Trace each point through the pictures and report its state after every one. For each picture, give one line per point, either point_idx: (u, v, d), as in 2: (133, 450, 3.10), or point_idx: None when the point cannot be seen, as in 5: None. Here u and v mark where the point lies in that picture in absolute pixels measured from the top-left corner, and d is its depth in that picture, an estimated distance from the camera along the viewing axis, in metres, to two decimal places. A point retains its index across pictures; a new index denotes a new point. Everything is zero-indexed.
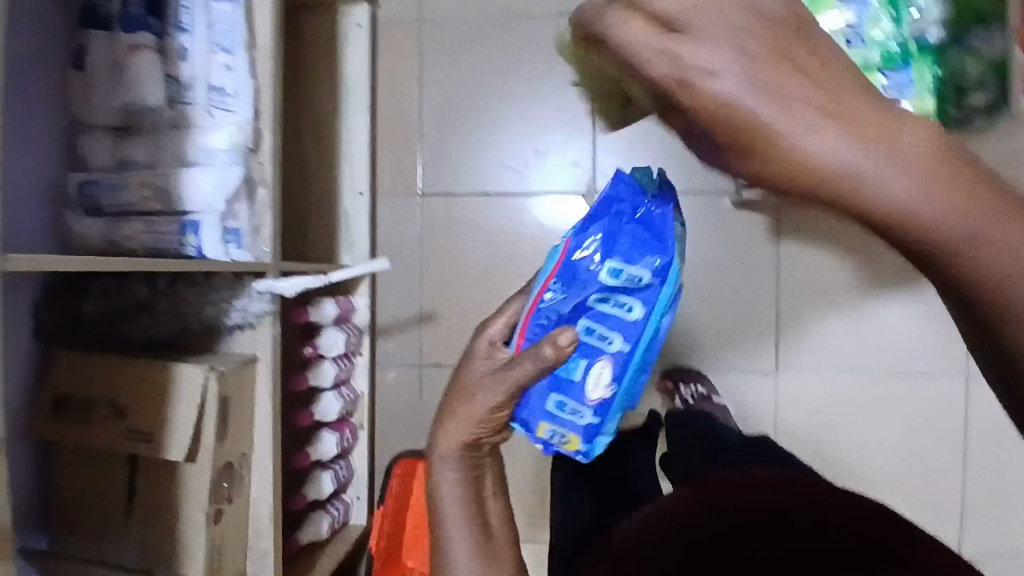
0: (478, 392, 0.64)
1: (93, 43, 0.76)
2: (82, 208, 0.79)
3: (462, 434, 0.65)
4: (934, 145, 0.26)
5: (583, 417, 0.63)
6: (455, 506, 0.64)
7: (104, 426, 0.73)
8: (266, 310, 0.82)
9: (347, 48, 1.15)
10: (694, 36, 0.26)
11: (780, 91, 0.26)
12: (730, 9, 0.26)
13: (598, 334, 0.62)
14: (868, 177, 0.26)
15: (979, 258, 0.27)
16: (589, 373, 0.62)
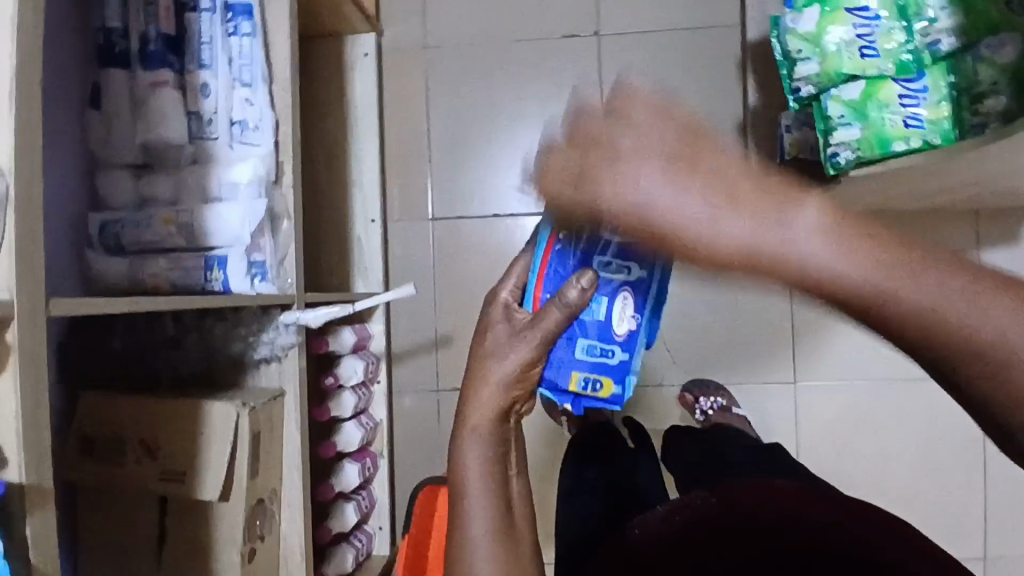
0: (505, 353, 0.64)
1: (112, 81, 0.76)
2: (104, 247, 0.78)
3: (496, 401, 0.63)
4: (820, 219, 0.35)
5: (614, 355, 0.64)
6: (479, 479, 0.59)
7: (136, 466, 0.72)
8: (293, 342, 0.82)
9: (355, 77, 1.17)
10: (623, 153, 0.37)
11: (699, 184, 0.35)
12: (654, 132, 0.36)
13: (615, 267, 0.63)
14: (778, 240, 0.35)
15: (890, 305, 0.34)
16: (612, 309, 0.64)
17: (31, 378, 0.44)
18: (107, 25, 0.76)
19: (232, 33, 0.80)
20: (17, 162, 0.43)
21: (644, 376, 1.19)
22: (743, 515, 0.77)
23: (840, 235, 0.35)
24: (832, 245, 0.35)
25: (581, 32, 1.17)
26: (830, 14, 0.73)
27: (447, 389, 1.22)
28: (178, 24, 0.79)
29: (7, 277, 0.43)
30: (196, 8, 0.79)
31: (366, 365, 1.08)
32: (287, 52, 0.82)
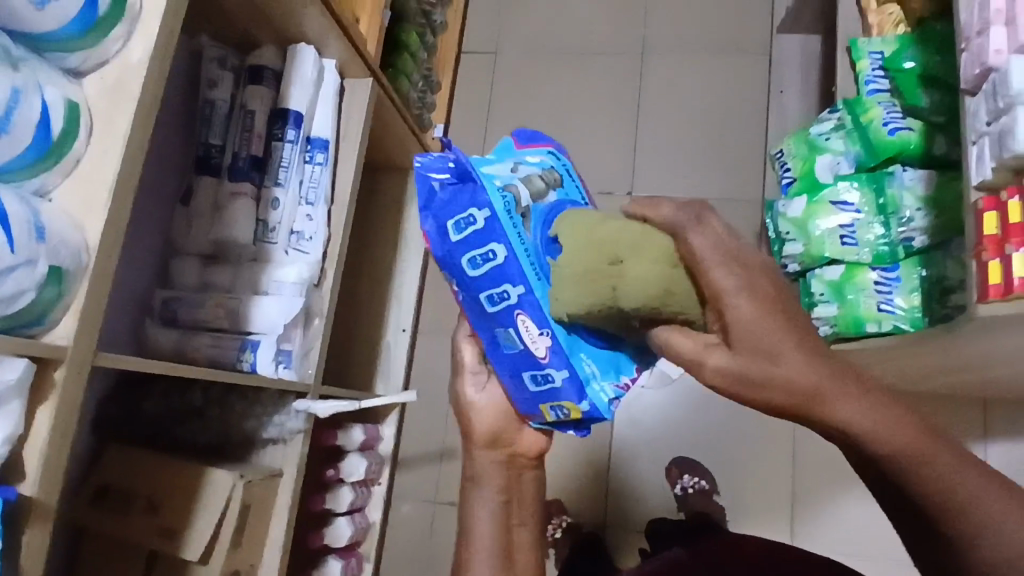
0: (486, 401, 0.65)
1: (201, 187, 0.92)
2: (161, 319, 0.91)
3: (493, 453, 0.65)
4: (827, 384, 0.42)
5: (553, 379, 0.56)
6: (486, 527, 0.62)
7: (133, 521, 0.78)
8: (300, 427, 0.91)
9: (411, 204, 1.34)
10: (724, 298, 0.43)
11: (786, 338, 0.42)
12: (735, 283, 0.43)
13: (499, 297, 0.56)
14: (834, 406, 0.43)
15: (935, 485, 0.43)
16: (520, 336, 0.56)
17: (65, 413, 0.53)
18: (209, 141, 0.93)
19: (309, 161, 0.97)
20: (102, 242, 0.56)
21: (635, 522, 1.20)
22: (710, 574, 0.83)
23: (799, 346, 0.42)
24: (862, 403, 0.43)
25: (614, 189, 1.31)
26: (816, 204, 0.84)
27: (444, 502, 1.26)
28: (266, 147, 0.94)
29: (70, 329, 0.54)
30: (282, 137, 0.94)
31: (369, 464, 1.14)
32: (349, 181, 1.00)
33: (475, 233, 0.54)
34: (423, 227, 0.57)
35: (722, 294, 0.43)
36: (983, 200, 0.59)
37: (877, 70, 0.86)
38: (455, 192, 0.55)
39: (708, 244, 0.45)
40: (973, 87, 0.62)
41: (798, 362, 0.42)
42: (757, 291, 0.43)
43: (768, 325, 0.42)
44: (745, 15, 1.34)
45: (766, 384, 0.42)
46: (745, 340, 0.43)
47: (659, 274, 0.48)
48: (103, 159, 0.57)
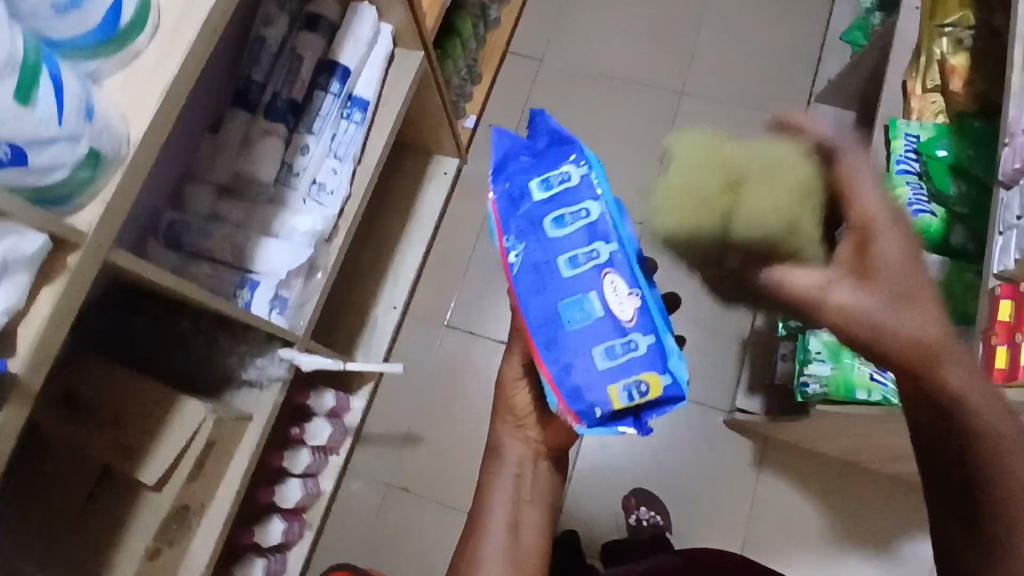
0: (521, 391, 0.77)
1: (234, 118, 0.90)
2: (165, 240, 0.89)
3: (515, 433, 0.75)
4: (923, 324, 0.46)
5: (637, 346, 0.63)
6: (500, 493, 0.71)
7: (94, 432, 0.76)
8: (279, 376, 0.90)
9: (428, 188, 1.35)
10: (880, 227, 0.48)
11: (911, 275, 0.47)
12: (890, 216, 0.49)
13: (584, 257, 0.66)
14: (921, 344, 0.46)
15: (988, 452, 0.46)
16: (605, 297, 0.65)
17: (68, 299, 0.52)
18: (251, 76, 0.91)
19: (345, 118, 0.97)
20: (144, 138, 0.55)
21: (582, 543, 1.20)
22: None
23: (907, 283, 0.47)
24: (989, 399, 0.46)
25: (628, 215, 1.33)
26: None
27: (397, 486, 1.25)
28: (306, 94, 0.94)
29: (94, 217, 0.53)
30: (325, 88, 0.94)
31: (333, 432, 1.12)
32: (380, 146, 1.00)
33: (570, 192, 0.68)
34: (510, 190, 0.71)
35: (869, 223, 0.49)
36: (1001, 287, 0.62)
37: (910, 152, 0.88)
38: (543, 163, 0.71)
39: (870, 184, 0.51)
40: (1010, 181, 0.64)
41: (937, 333, 0.46)
42: (911, 258, 0.48)
43: (901, 262, 0.47)
44: (787, 79, 1.37)
45: (886, 341, 0.46)
46: (885, 270, 0.47)
47: (788, 209, 0.58)
48: (163, 60, 0.57)
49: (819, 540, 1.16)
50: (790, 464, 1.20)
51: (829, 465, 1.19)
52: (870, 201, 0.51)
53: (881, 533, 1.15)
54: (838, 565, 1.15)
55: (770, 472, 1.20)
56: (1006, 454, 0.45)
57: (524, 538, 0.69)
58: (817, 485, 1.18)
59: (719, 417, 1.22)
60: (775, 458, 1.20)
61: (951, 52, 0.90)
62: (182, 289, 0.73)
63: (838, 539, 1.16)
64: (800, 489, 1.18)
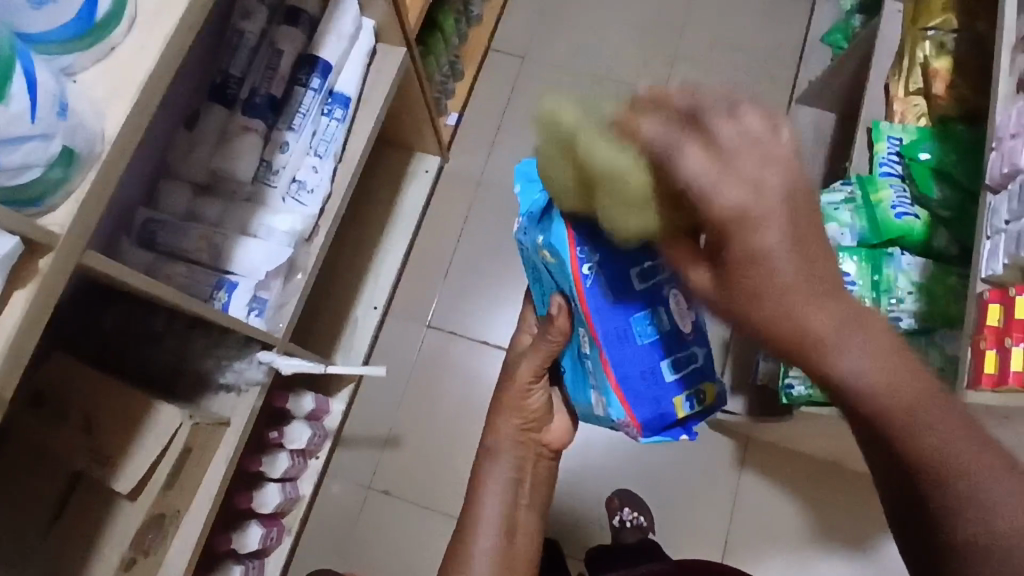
0: (534, 391, 0.76)
1: (211, 114, 0.88)
2: (137, 240, 0.86)
3: (517, 433, 0.75)
4: (819, 300, 0.41)
5: (694, 359, 0.67)
6: (495, 497, 0.71)
7: (67, 437, 0.74)
8: (257, 380, 0.87)
9: (410, 186, 1.33)
10: (747, 195, 0.41)
11: (799, 246, 0.42)
12: (770, 185, 0.42)
13: (654, 278, 0.65)
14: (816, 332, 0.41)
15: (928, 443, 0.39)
16: (672, 316, 0.66)
17: (40, 303, 0.50)
18: (229, 71, 0.89)
19: (326, 114, 0.95)
20: (121, 135, 0.53)
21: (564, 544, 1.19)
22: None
23: (796, 261, 0.42)
24: (919, 391, 0.40)
25: None
26: None
27: (376, 490, 1.23)
28: (286, 89, 0.91)
29: (67, 217, 0.51)
30: (306, 83, 0.92)
31: (312, 435, 1.10)
32: (362, 143, 0.98)
33: None
34: None
35: (738, 211, 0.42)
36: (989, 292, 0.62)
37: (893, 154, 0.89)
38: None
39: (731, 130, 0.42)
40: (998, 186, 0.65)
41: (829, 312, 0.41)
42: (801, 232, 0.42)
43: (773, 240, 0.42)
44: (769, 80, 1.38)
45: (760, 317, 0.43)
46: (744, 251, 0.42)
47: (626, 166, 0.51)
48: (141, 54, 0.55)
49: (798, 540, 1.17)
50: (771, 464, 1.20)
51: (809, 465, 1.20)
52: (730, 160, 0.42)
53: (859, 533, 1.17)
54: (819, 564, 1.16)
55: (751, 473, 1.20)
56: (950, 452, 0.39)
57: (520, 542, 0.69)
58: (797, 485, 1.19)
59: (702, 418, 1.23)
60: (756, 458, 1.21)
61: (934, 55, 0.91)
62: (157, 291, 0.70)
63: (818, 538, 1.17)
64: (781, 489, 1.19)
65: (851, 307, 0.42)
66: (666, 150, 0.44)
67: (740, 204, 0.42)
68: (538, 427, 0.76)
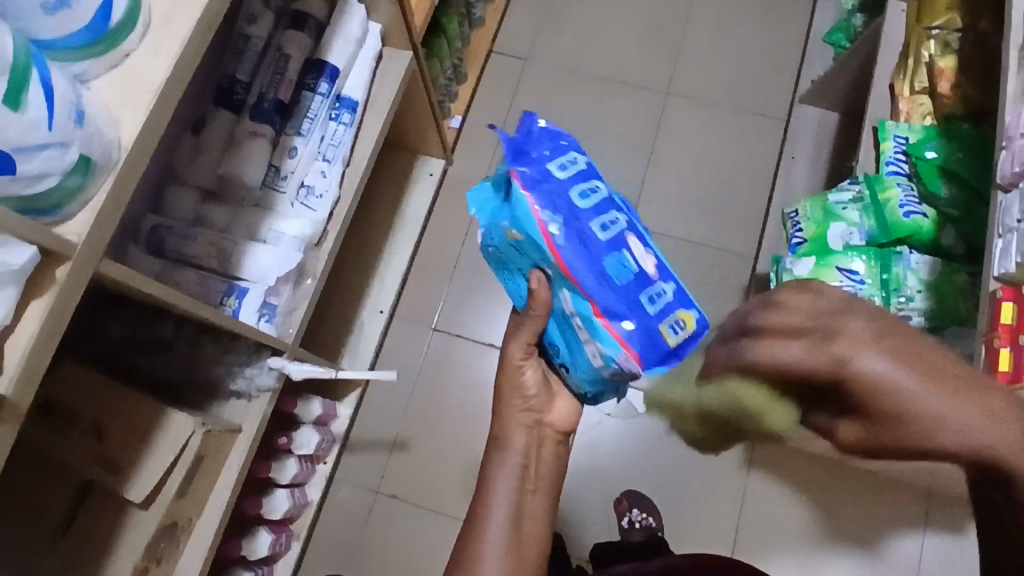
0: (527, 369, 0.74)
1: (217, 118, 0.88)
2: (146, 246, 0.86)
3: (520, 417, 0.75)
4: (952, 393, 0.46)
5: (665, 291, 0.63)
6: (502, 485, 0.71)
7: (79, 445, 0.74)
8: (268, 386, 0.87)
9: (414, 190, 1.33)
10: (848, 341, 0.48)
11: (925, 369, 0.46)
12: (883, 335, 0.48)
13: (609, 223, 0.63)
14: (935, 416, 0.46)
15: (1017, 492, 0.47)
16: (637, 252, 0.63)
17: (57, 314, 0.50)
18: (235, 75, 0.88)
19: (333, 119, 0.95)
20: (136, 142, 0.53)
21: (573, 546, 1.19)
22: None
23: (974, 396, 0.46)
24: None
25: None
26: (823, 268, 0.87)
27: (384, 493, 1.23)
28: (294, 94, 0.91)
29: (83, 226, 0.51)
30: (313, 88, 0.91)
31: (320, 440, 1.10)
32: (369, 147, 0.98)
33: (580, 169, 0.65)
34: (529, 168, 0.63)
35: (844, 355, 0.48)
36: (1002, 290, 0.62)
37: (899, 153, 0.89)
38: (552, 145, 0.66)
39: (881, 366, 0.46)
40: (1009, 185, 0.65)
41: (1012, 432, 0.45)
42: (881, 329, 0.48)
43: (906, 364, 0.46)
44: (771, 80, 1.38)
45: (882, 402, 0.47)
46: (866, 371, 0.47)
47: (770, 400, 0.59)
48: (153, 60, 0.55)
49: (806, 538, 1.18)
50: (778, 463, 1.21)
51: (817, 464, 1.20)
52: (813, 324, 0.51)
53: (867, 531, 1.17)
54: (827, 562, 1.16)
55: (759, 472, 1.20)
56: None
57: (529, 528, 0.69)
58: (805, 483, 1.19)
59: None
60: (764, 457, 1.21)
61: (940, 54, 0.91)
62: (167, 298, 0.70)
63: (826, 536, 1.17)
64: (788, 488, 1.20)
65: (981, 397, 0.46)
66: (757, 333, 0.55)
67: (829, 358, 0.48)
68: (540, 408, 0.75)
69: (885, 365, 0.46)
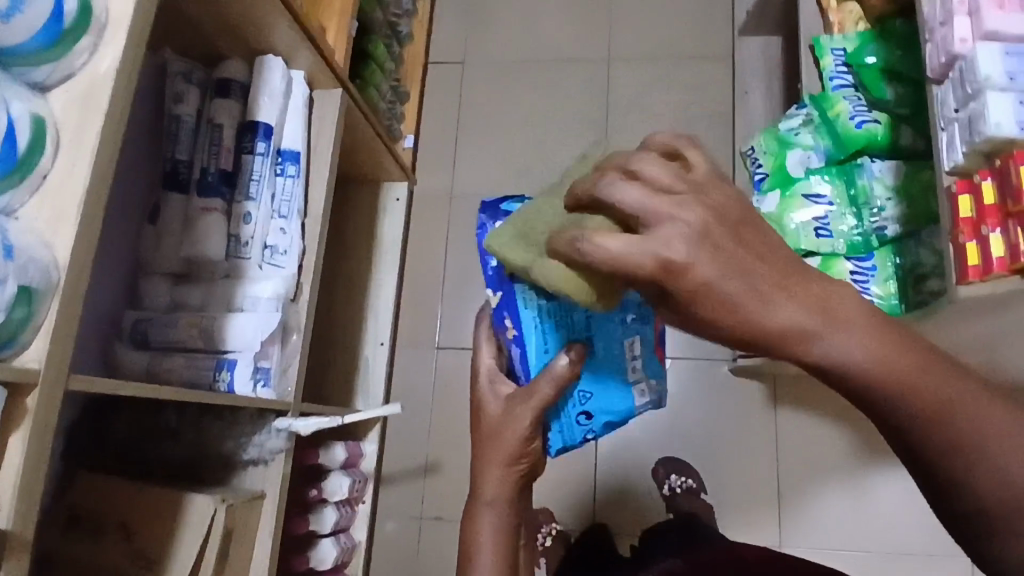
0: (508, 432, 0.65)
1: (170, 204, 0.90)
2: (131, 342, 0.88)
3: (507, 476, 0.66)
4: (779, 287, 0.38)
5: None
6: (490, 552, 0.63)
7: (111, 550, 0.76)
8: (281, 447, 0.88)
9: (385, 217, 1.32)
10: (666, 214, 0.37)
11: (737, 261, 0.37)
12: (692, 219, 0.37)
13: None
14: (775, 322, 0.38)
15: (891, 390, 0.38)
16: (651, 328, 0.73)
17: (38, 440, 0.52)
18: (175, 157, 0.90)
19: (280, 174, 0.95)
20: (72, 258, 0.54)
21: (620, 525, 1.20)
22: (719, 570, 0.86)
23: (804, 291, 0.38)
24: (863, 338, 0.38)
25: None
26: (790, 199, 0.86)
27: (429, 517, 1.24)
28: (235, 161, 0.92)
29: (42, 351, 0.53)
30: (251, 150, 0.92)
31: (352, 483, 1.11)
32: (322, 192, 0.98)
33: None
34: None
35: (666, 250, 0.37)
36: (956, 185, 0.63)
37: (840, 67, 0.88)
38: None
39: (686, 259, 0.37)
40: (940, 76, 0.66)
41: (842, 323, 0.38)
42: (710, 226, 0.37)
43: (734, 254, 0.37)
44: (708, 21, 1.36)
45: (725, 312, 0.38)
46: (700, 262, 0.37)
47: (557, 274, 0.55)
48: (72, 174, 0.56)
49: (852, 463, 1.17)
50: (804, 396, 1.19)
51: None
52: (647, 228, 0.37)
53: None
54: (877, 482, 1.15)
55: (787, 410, 1.19)
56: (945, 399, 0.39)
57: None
58: (836, 409, 1.18)
59: (724, 367, 1.22)
60: (789, 393, 1.20)
61: None
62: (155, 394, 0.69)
63: (869, 457, 1.16)
64: (820, 418, 1.18)
65: (803, 289, 0.38)
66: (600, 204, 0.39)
67: (668, 224, 0.37)
68: (531, 463, 0.67)
69: (697, 253, 0.37)
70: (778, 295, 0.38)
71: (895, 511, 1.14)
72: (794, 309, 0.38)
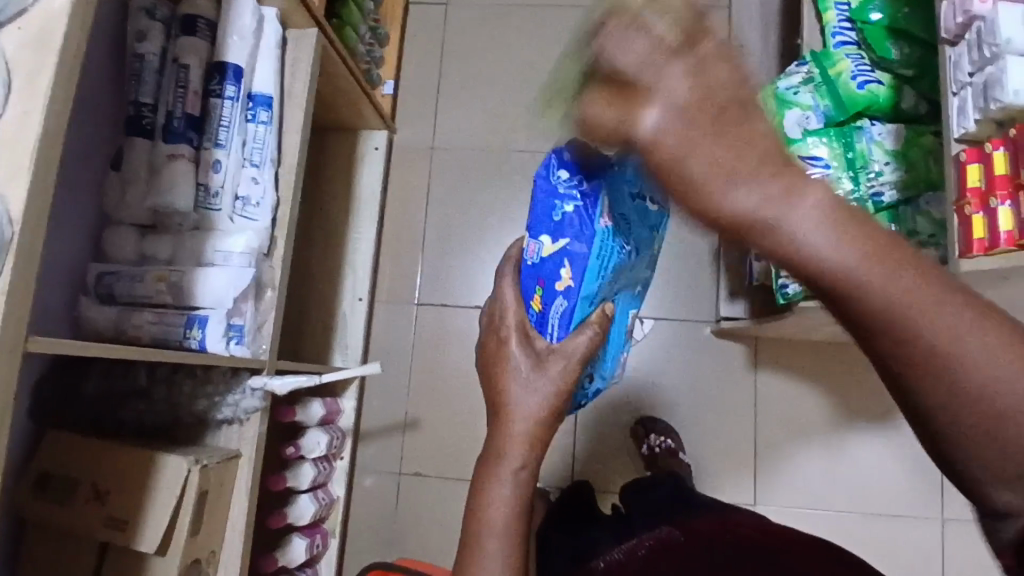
0: (532, 381, 0.61)
1: (133, 148, 0.84)
2: (97, 296, 0.84)
3: (525, 431, 0.60)
4: (759, 182, 0.31)
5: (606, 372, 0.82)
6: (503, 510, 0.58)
7: (83, 511, 0.73)
8: (256, 406, 0.86)
9: (364, 167, 1.29)
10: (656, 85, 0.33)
11: (728, 162, 0.31)
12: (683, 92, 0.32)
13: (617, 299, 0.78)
14: (767, 219, 0.31)
15: (885, 315, 0.31)
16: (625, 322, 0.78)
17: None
18: (138, 99, 0.84)
19: (250, 120, 0.90)
20: (27, 211, 0.50)
21: (600, 482, 1.21)
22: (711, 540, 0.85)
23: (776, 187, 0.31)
24: (865, 245, 0.31)
25: None
26: None
27: (408, 473, 1.24)
28: (203, 105, 0.86)
29: None
30: (220, 93, 0.87)
31: (329, 439, 1.10)
32: (297, 140, 0.93)
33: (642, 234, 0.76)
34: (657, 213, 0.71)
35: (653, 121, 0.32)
36: (966, 153, 0.61)
37: (845, 22, 0.85)
38: None
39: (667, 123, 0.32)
40: (955, 38, 0.64)
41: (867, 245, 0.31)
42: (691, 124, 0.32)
43: (728, 158, 0.31)
44: None
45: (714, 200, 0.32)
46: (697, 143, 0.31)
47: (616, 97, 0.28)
48: (22, 121, 0.50)
49: (831, 426, 1.18)
50: (785, 359, 1.20)
51: (822, 351, 1.19)
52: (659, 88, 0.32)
53: (885, 403, 1.17)
54: (854, 444, 1.17)
55: (767, 371, 1.20)
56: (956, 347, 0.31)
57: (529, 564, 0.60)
58: (817, 373, 1.19)
59: (706, 328, 1.21)
60: (770, 357, 1.20)
61: None
62: (124, 355, 0.66)
63: (847, 419, 1.17)
64: (802, 382, 1.19)
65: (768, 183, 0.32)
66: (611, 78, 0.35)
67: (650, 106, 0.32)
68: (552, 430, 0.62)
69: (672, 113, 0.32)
70: (741, 176, 0.31)
71: (867, 470, 1.17)
72: (762, 199, 0.31)
